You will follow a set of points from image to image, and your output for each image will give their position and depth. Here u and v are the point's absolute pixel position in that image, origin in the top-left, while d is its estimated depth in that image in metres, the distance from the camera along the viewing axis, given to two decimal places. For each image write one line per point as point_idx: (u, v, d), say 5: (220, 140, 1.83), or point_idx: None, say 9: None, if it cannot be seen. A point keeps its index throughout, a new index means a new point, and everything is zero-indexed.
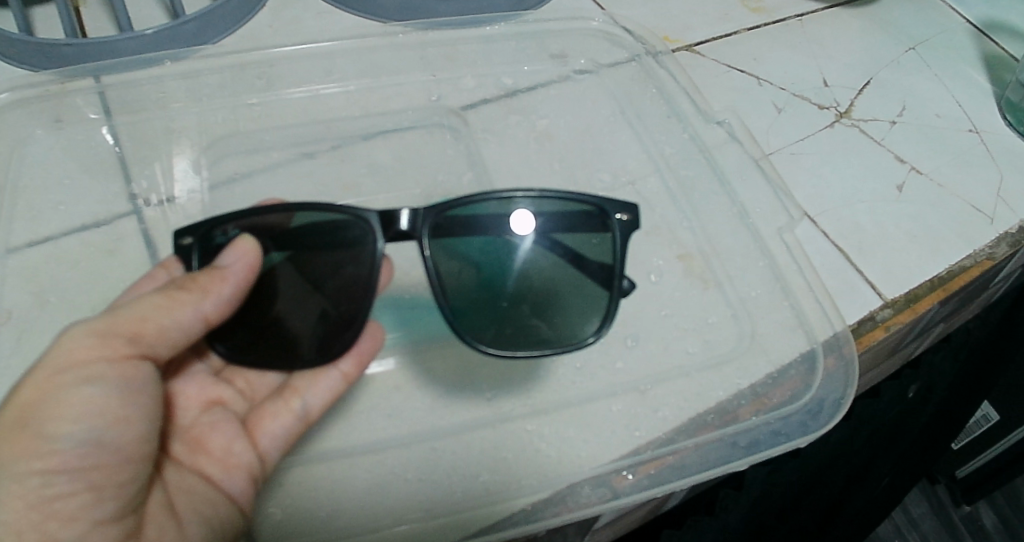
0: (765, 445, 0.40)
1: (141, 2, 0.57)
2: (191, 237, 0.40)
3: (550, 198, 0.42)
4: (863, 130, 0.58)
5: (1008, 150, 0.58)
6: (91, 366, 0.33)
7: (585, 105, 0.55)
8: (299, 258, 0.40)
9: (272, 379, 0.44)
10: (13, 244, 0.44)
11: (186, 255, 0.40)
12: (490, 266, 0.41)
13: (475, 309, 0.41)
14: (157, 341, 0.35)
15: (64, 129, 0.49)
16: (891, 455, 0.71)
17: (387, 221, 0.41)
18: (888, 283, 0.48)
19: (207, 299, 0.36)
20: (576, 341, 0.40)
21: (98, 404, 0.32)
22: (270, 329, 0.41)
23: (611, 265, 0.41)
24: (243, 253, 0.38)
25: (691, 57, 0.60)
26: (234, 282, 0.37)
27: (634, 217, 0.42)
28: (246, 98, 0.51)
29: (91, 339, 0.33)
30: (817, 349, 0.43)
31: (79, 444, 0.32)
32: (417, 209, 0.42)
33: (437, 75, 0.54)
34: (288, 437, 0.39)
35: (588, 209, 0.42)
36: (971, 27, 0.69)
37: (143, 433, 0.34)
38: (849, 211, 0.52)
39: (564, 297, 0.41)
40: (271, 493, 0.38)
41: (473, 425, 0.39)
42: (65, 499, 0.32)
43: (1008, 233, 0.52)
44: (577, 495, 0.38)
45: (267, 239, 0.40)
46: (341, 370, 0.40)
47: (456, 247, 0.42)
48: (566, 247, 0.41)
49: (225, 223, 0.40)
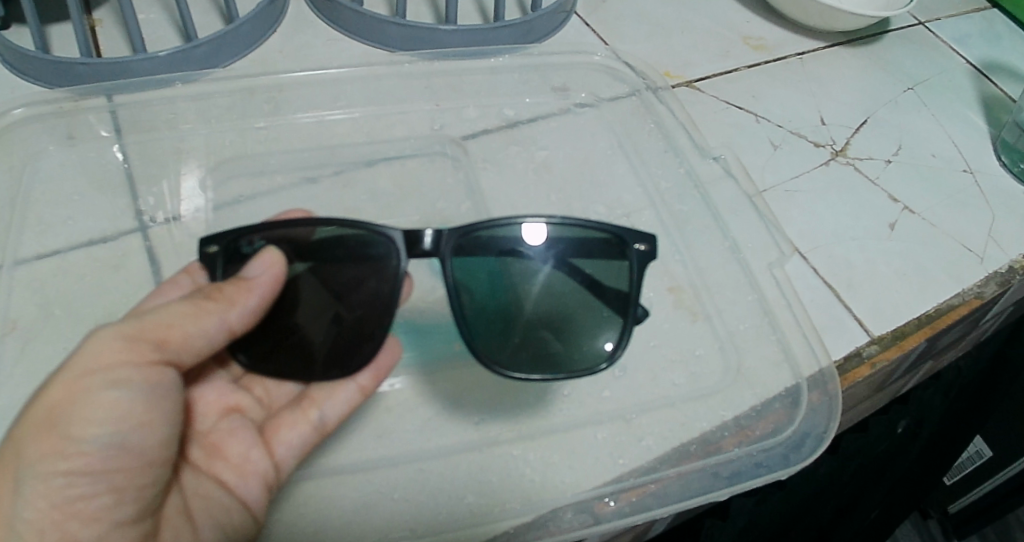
0: (745, 476, 0.41)
1: (155, 24, 0.59)
2: (218, 245, 0.41)
3: (572, 225, 0.43)
4: (858, 168, 0.59)
5: (1001, 192, 0.59)
6: (119, 370, 0.33)
7: (584, 138, 0.56)
8: (321, 269, 0.42)
9: (290, 389, 0.45)
10: (21, 255, 0.46)
11: (210, 263, 0.41)
12: (500, 285, 0.43)
13: (492, 330, 0.42)
14: (182, 349, 0.35)
15: (76, 145, 0.51)
16: (880, 488, 0.73)
17: (411, 241, 0.42)
18: (876, 320, 0.49)
19: (232, 309, 0.37)
20: (589, 368, 0.41)
21: (124, 408, 0.33)
22: (290, 338, 0.42)
23: (627, 293, 0.42)
24: (268, 264, 0.39)
25: (690, 93, 0.62)
26: (259, 293, 0.38)
27: (652, 247, 0.43)
28: (254, 122, 0.53)
29: (120, 342, 0.33)
30: (801, 384, 0.44)
31: (104, 447, 0.33)
32: (441, 230, 0.43)
33: (441, 104, 0.56)
34: (304, 447, 0.39)
35: (607, 237, 0.43)
36: (971, 67, 0.70)
37: (164, 437, 0.35)
38: (841, 248, 0.53)
39: (580, 322, 0.42)
40: (282, 501, 0.39)
41: (462, 448, 0.40)
42: (87, 500, 0.32)
43: (997, 273, 0.54)
44: (560, 519, 0.38)
45: (290, 250, 0.41)
46: (359, 383, 0.41)
47: (478, 268, 0.43)
48: (585, 273, 0.43)
49: (252, 233, 0.41)
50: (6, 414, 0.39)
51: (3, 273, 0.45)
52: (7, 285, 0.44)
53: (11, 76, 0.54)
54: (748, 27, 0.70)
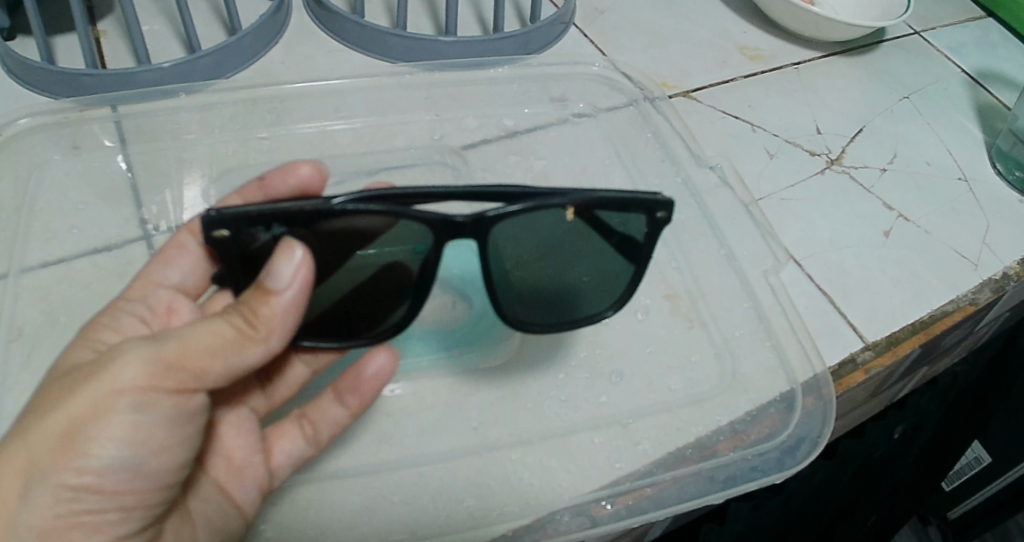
0: (741, 480, 0.41)
1: (160, 35, 0.60)
2: (228, 229, 0.35)
3: (603, 198, 0.38)
4: (853, 177, 0.60)
5: (996, 200, 0.60)
6: (147, 395, 0.32)
7: (581, 147, 0.57)
8: (344, 252, 0.38)
9: (298, 372, 0.44)
10: (27, 263, 0.46)
11: (223, 244, 0.36)
12: (511, 246, 0.41)
13: (515, 291, 0.43)
14: (216, 377, 0.34)
15: (81, 154, 0.51)
16: (877, 493, 0.75)
17: (447, 227, 0.39)
18: (870, 326, 0.50)
19: (274, 336, 0.35)
20: (592, 316, 0.44)
21: (146, 432, 0.33)
22: (310, 320, 0.40)
23: (640, 246, 0.41)
24: (298, 271, 0.35)
25: (687, 103, 0.63)
26: (296, 309, 0.35)
27: (669, 215, 0.40)
28: (257, 132, 0.54)
29: (152, 365, 0.32)
30: (796, 389, 0.44)
31: (118, 469, 0.33)
32: (480, 215, 0.39)
33: (441, 115, 0.57)
34: (302, 458, 0.40)
35: (635, 201, 0.39)
36: (966, 76, 0.71)
37: (178, 462, 0.35)
38: (836, 256, 0.54)
39: (592, 269, 0.43)
40: (274, 507, 0.40)
41: (462, 452, 0.41)
42: (94, 513, 0.33)
43: (991, 279, 0.54)
44: (557, 522, 0.39)
45: (315, 240, 0.37)
46: (348, 407, 0.41)
47: (503, 240, 0.40)
48: (602, 232, 0.40)
49: (268, 219, 0.36)
50: (12, 421, 0.40)
51: (9, 281, 0.45)
52: (12, 293, 0.45)
53: (18, 87, 0.55)
54: (745, 37, 0.71)
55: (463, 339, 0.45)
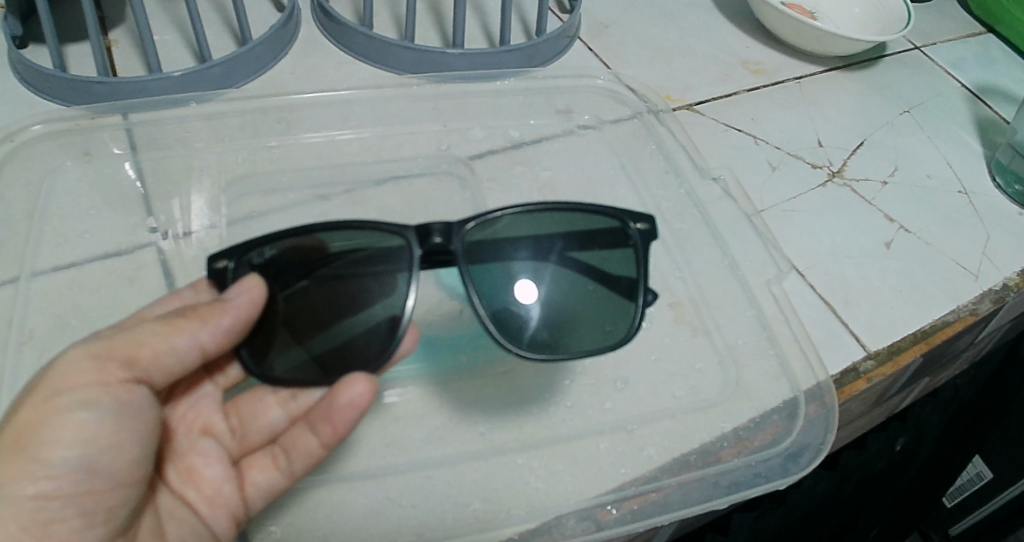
0: (744, 486, 0.42)
1: (170, 45, 0.61)
2: (227, 260, 0.43)
3: (574, 217, 0.47)
4: (855, 190, 0.61)
5: (996, 212, 0.61)
6: (84, 391, 0.34)
7: (587, 158, 0.58)
8: (322, 284, 0.44)
9: (266, 422, 0.44)
10: (37, 268, 0.47)
11: (219, 276, 0.42)
12: (503, 275, 0.46)
13: (510, 320, 0.44)
14: (150, 366, 0.37)
15: (92, 161, 0.52)
16: (879, 504, 0.76)
17: (423, 235, 0.45)
18: (872, 335, 0.50)
19: (205, 328, 0.38)
20: (597, 348, 0.43)
21: (90, 429, 0.34)
22: (300, 364, 0.43)
23: (635, 278, 0.45)
24: (248, 289, 0.40)
25: (690, 116, 0.64)
26: (233, 314, 0.39)
27: (651, 226, 0.46)
28: (266, 141, 0.55)
29: (87, 362, 0.35)
30: (799, 397, 0.45)
31: (72, 470, 0.34)
32: (450, 225, 0.45)
33: (448, 125, 0.57)
34: (272, 491, 0.39)
35: (609, 222, 0.47)
36: (966, 90, 0.72)
37: (133, 458, 0.36)
38: (838, 266, 0.54)
39: (595, 310, 0.45)
40: (259, 525, 0.39)
41: (466, 458, 0.41)
42: (59, 523, 0.34)
43: (992, 290, 0.55)
44: (563, 526, 0.39)
45: (301, 260, 0.43)
46: (318, 436, 0.39)
47: (488, 267, 0.46)
48: (586, 263, 0.46)
49: (261, 244, 0.43)
50: None
51: (20, 285, 0.46)
52: (23, 296, 0.46)
53: (30, 95, 0.56)
54: (748, 52, 0.72)
55: (469, 346, 0.45)
